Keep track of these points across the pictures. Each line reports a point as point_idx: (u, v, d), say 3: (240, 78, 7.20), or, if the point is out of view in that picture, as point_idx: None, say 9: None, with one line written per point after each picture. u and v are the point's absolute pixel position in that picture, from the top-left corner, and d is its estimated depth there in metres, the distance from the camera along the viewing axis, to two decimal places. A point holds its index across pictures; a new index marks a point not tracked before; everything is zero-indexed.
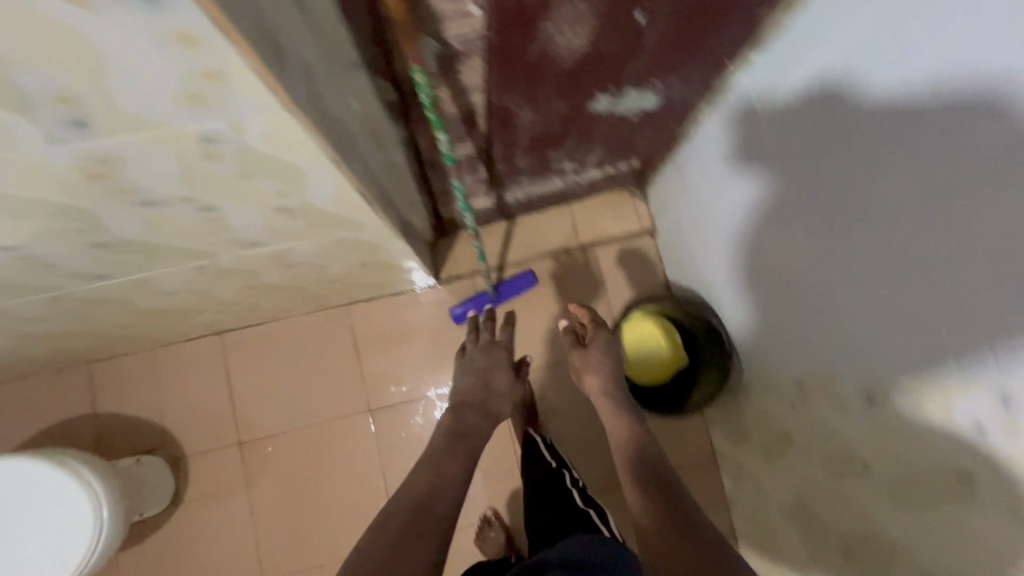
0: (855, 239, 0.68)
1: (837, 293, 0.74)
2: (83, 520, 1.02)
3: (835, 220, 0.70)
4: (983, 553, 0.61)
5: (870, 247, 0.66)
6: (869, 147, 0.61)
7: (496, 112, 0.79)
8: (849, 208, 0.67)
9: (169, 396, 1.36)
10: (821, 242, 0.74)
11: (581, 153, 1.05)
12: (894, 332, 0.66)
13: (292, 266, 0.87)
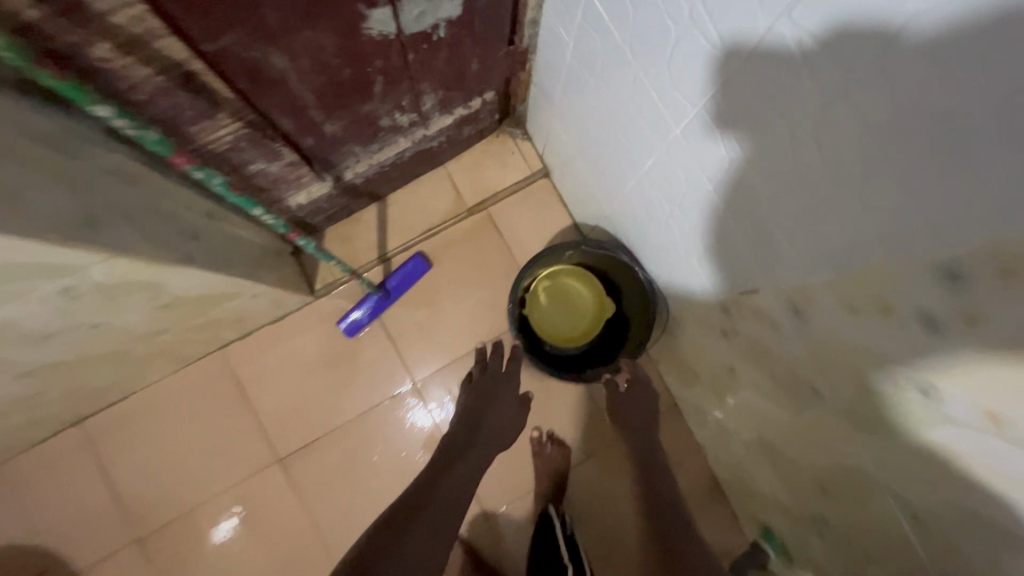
0: (754, 89, 0.47)
1: (750, 174, 0.55)
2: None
3: (723, 71, 0.49)
4: (969, 475, 0.46)
5: (776, 94, 0.45)
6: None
7: (227, 67, 0.58)
8: (738, 46, 0.46)
9: (41, 511, 1.14)
10: (715, 111, 0.54)
11: (408, 98, 0.84)
12: (828, 204, 0.47)
13: (45, 339, 0.66)
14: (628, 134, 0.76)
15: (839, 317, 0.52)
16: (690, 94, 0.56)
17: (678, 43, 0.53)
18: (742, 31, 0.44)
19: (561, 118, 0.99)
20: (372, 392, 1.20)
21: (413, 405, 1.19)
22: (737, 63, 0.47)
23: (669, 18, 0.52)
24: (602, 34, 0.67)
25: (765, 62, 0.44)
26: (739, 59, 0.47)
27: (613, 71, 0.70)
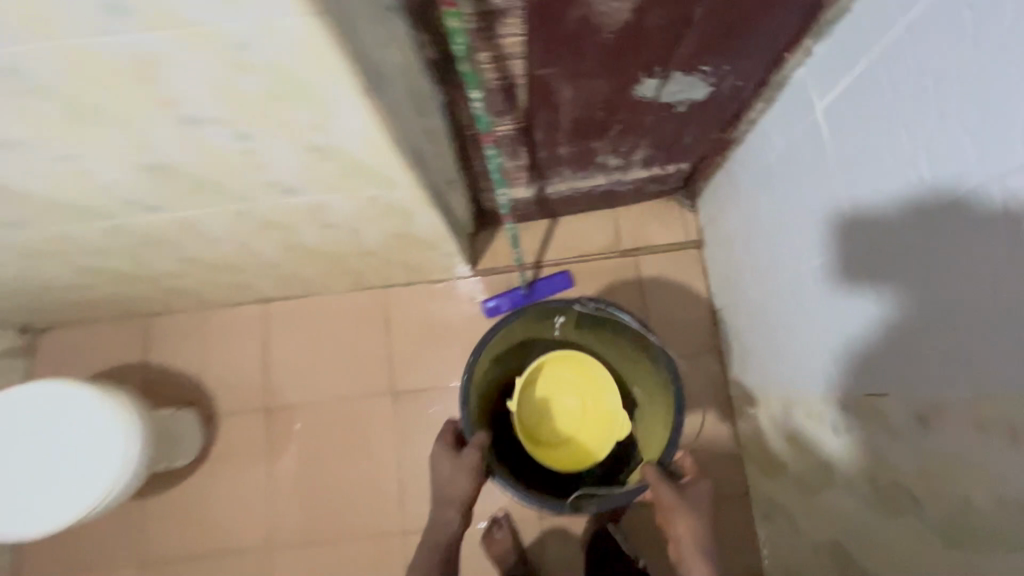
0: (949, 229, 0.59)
1: (917, 294, 0.65)
2: (113, 437, 1.06)
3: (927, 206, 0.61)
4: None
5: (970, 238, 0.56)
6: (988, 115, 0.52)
7: (537, 86, 0.79)
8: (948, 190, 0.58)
9: (213, 357, 1.43)
10: (906, 236, 0.65)
11: (626, 146, 1.03)
12: (985, 336, 0.56)
13: (325, 225, 0.90)
14: (803, 233, 0.88)
15: (971, 439, 0.58)
16: (888, 214, 0.68)
17: (892, 173, 0.66)
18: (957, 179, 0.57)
19: (735, 204, 1.13)
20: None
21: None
22: (941, 198, 0.59)
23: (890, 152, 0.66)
24: (815, 148, 0.82)
25: (970, 203, 0.56)
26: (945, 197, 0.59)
27: (811, 181, 0.84)
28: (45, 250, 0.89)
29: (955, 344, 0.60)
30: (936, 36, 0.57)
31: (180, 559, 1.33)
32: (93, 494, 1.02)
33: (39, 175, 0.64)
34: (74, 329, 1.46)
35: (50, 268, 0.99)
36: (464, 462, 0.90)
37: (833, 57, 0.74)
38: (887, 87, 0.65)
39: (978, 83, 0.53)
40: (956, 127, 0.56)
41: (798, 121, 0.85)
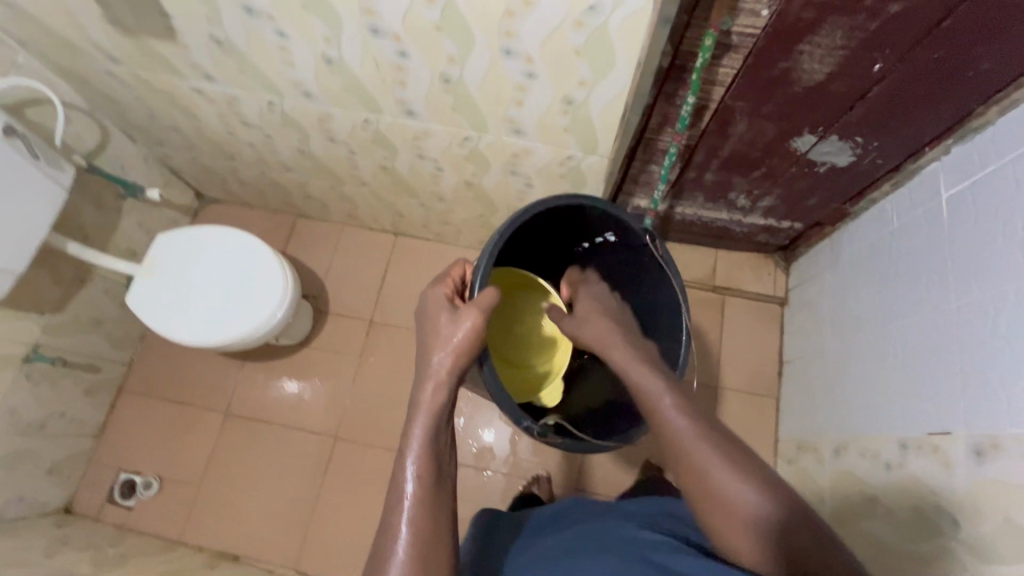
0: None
1: (999, 350, 0.79)
2: (278, 288, 1.24)
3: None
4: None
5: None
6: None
7: (722, 115, 1.00)
8: None
9: (338, 264, 1.65)
10: (1001, 302, 0.80)
11: (759, 190, 1.22)
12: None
13: (513, 172, 1.11)
14: (898, 297, 1.04)
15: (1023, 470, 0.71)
16: (988, 286, 0.83)
17: (999, 253, 0.82)
18: None
19: (832, 268, 1.29)
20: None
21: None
22: None
23: (1001, 236, 0.82)
24: (930, 227, 0.98)
25: None
26: None
27: (918, 254, 1.00)
28: (299, 124, 1.12)
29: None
30: None
31: (259, 420, 1.52)
32: (241, 330, 1.20)
33: (366, 62, 0.87)
34: (233, 206, 1.72)
35: (280, 142, 1.23)
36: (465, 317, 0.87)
37: (969, 156, 0.91)
38: (1011, 186, 0.82)
39: None
40: None
41: (920, 204, 1.02)
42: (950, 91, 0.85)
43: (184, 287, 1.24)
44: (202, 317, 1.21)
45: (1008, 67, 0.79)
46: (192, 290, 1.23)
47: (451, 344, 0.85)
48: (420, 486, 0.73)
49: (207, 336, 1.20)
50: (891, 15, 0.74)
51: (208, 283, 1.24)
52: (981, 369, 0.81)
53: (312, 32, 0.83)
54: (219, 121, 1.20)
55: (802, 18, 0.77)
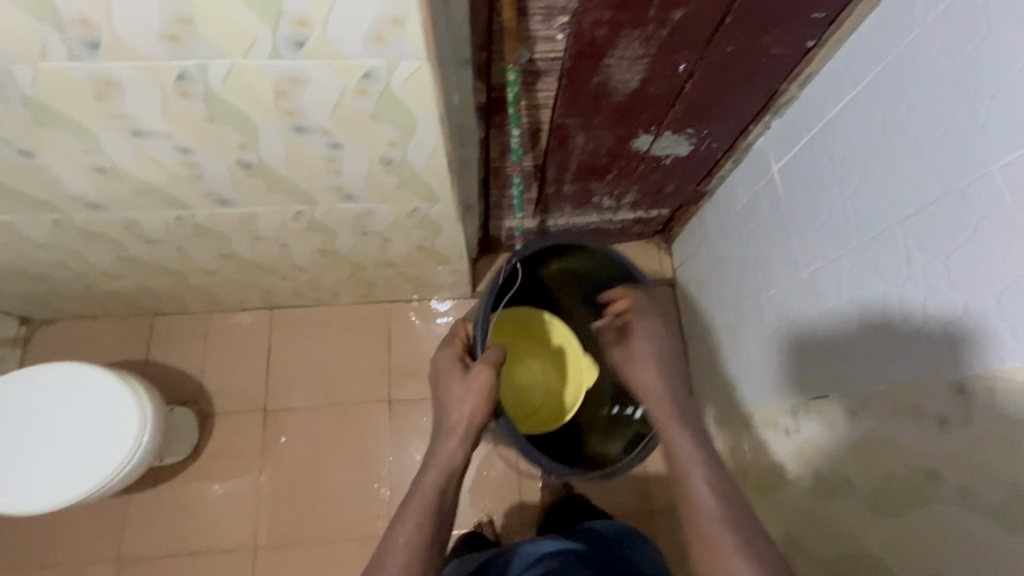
0: (872, 260, 0.78)
1: (847, 310, 0.84)
2: (131, 417, 1.07)
3: (854, 244, 0.81)
4: (965, 549, 0.65)
5: (884, 265, 0.76)
6: (894, 172, 0.74)
7: (557, 133, 0.97)
8: (872, 233, 0.78)
9: (214, 357, 1.48)
10: (839, 266, 0.85)
11: (619, 190, 1.22)
12: (893, 337, 0.75)
13: (364, 232, 1.03)
14: (761, 270, 1.08)
15: (892, 428, 0.75)
16: (827, 253, 0.87)
17: (830, 221, 0.86)
18: (877, 225, 0.77)
19: (704, 246, 1.33)
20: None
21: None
22: (863, 239, 0.79)
23: (827, 204, 0.87)
24: (772, 200, 1.02)
25: (885, 245, 0.75)
26: (867, 237, 0.79)
27: (769, 226, 1.04)
28: (104, 235, 0.98)
29: (876, 351, 0.78)
30: (858, 124, 0.79)
31: (161, 556, 1.34)
32: (97, 478, 1.03)
33: (145, 163, 0.75)
34: (73, 323, 1.49)
35: (92, 254, 1.07)
36: (472, 384, 0.86)
37: (785, 129, 0.96)
38: (827, 155, 0.86)
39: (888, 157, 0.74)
40: (873, 187, 0.77)
41: (759, 179, 1.06)
42: (753, 76, 0.87)
43: (21, 440, 1.05)
44: (45, 476, 1.03)
45: (795, 46, 0.82)
46: (19, 452, 1.04)
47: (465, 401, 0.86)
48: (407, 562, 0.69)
49: (56, 496, 1.02)
50: (676, 21, 0.74)
51: (44, 434, 1.06)
52: (839, 333, 0.86)
53: (62, 147, 0.70)
54: (7, 248, 1.02)
55: (597, 36, 0.75)
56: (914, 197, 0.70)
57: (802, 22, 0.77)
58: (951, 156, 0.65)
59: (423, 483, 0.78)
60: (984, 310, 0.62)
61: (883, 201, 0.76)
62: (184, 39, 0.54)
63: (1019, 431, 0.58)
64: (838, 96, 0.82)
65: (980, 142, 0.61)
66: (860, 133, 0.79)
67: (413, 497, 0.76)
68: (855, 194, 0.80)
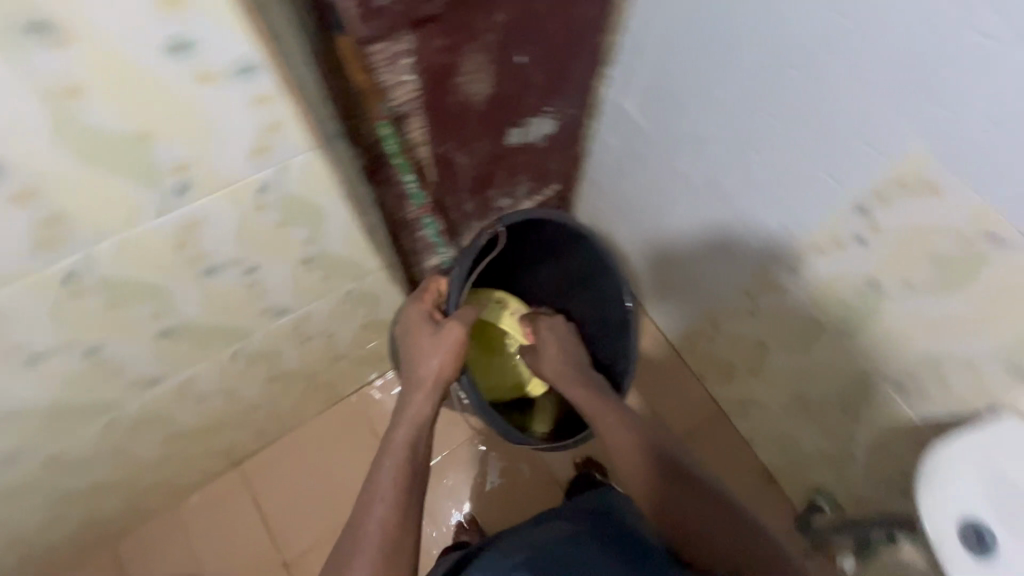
0: (743, 147, 0.89)
1: (746, 195, 0.94)
2: None
3: (725, 141, 0.92)
4: (929, 327, 0.76)
5: (754, 145, 0.87)
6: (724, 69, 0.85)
7: (439, 163, 1.00)
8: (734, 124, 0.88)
9: (202, 545, 1.33)
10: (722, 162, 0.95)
11: (512, 187, 1.27)
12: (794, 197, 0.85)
13: (306, 338, 0.98)
14: (660, 198, 1.17)
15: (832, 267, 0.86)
16: (707, 157, 0.98)
17: (698, 132, 0.97)
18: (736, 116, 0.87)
19: (601, 202, 1.41)
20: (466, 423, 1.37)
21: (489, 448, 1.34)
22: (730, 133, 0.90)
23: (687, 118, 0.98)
24: (640, 136, 1.12)
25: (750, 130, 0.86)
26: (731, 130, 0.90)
27: (647, 159, 1.14)
28: (27, 484, 0.85)
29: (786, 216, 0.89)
30: (680, 43, 0.90)
31: None
32: None
33: (50, 384, 0.67)
34: None
35: (20, 511, 0.92)
36: (444, 340, 0.86)
37: (623, 74, 1.06)
38: (667, 80, 0.97)
39: (717, 59, 0.85)
40: (716, 88, 0.88)
41: (620, 123, 1.16)
42: (579, 42, 0.96)
43: None
44: None
45: (599, 3, 0.91)
46: None
47: (437, 356, 0.85)
48: (386, 514, 0.67)
49: None
50: (500, 23, 0.80)
51: None
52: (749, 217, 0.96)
53: None
54: None
55: (440, 63, 0.78)
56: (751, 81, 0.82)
57: None
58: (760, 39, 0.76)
59: (392, 438, 0.77)
60: (843, 142, 0.73)
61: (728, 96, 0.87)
62: (60, 237, 0.50)
63: (924, 215, 0.69)
64: (652, 28, 0.93)
65: (776, 17, 0.73)
66: (685, 51, 0.90)
67: (383, 457, 0.74)
68: (705, 100, 0.91)
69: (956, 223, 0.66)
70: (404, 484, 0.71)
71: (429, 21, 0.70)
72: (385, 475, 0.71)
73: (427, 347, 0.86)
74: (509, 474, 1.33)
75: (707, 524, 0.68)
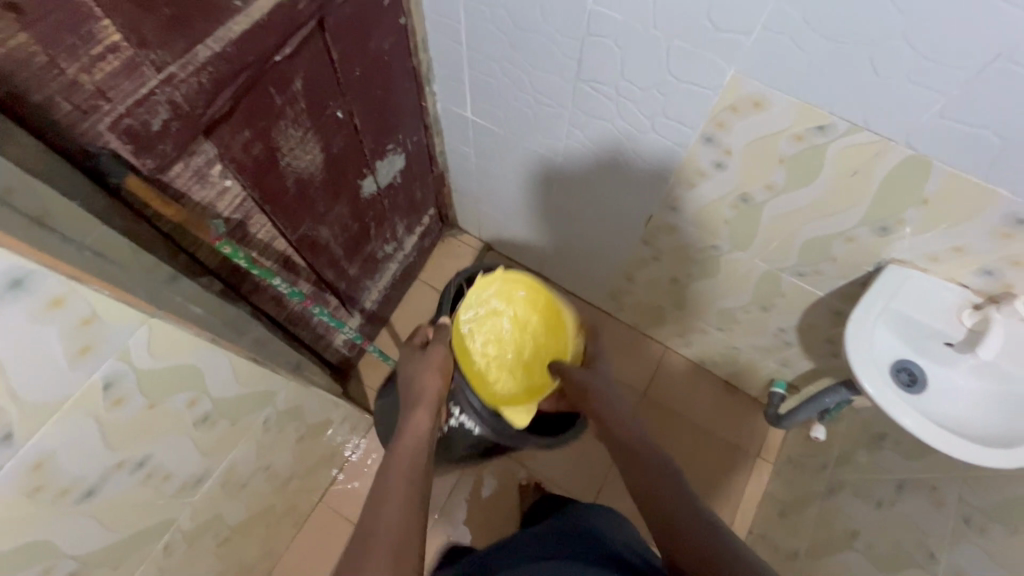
0: (585, 119, 0.90)
1: (609, 161, 0.96)
2: None
3: (568, 119, 0.92)
4: (807, 218, 0.82)
5: (595, 114, 0.88)
6: (538, 56, 0.84)
7: (302, 245, 0.91)
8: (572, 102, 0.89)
9: None
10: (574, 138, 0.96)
11: (388, 231, 1.21)
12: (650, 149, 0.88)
13: (240, 486, 0.87)
14: (532, 187, 1.16)
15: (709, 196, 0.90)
16: (558, 138, 0.98)
17: (540, 118, 0.96)
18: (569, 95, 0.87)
19: (481, 208, 1.38)
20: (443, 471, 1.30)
21: (480, 490, 1.29)
22: (570, 112, 0.90)
23: (525, 109, 0.97)
24: (489, 138, 1.10)
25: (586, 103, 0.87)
26: (569, 109, 0.90)
27: (505, 156, 1.12)
28: None
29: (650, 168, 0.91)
30: (487, 44, 0.88)
31: None
32: None
33: None
34: None
35: None
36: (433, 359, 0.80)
37: (448, 87, 1.02)
38: (490, 80, 0.95)
39: (528, 48, 0.84)
40: (539, 75, 0.87)
41: (465, 133, 1.13)
42: (391, 74, 0.91)
43: None
44: None
45: (395, 31, 0.86)
46: None
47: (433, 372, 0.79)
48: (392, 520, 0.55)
49: None
50: (302, 90, 0.73)
51: None
52: (618, 179, 0.98)
53: None
54: None
55: (255, 155, 0.70)
56: (569, 60, 0.82)
57: (385, 13, 0.81)
58: (559, 17, 0.76)
59: (399, 448, 0.66)
60: (668, 89, 0.76)
61: (556, 79, 0.86)
62: None
63: (763, 128, 0.73)
64: (455, 37, 0.90)
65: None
66: (495, 50, 0.88)
67: (386, 473, 0.62)
68: (534, 88, 0.90)
69: (788, 127, 0.71)
70: (414, 494, 0.60)
71: (221, 121, 0.62)
72: (389, 487, 0.59)
73: (439, 372, 0.79)
74: (509, 502, 1.29)
75: (676, 506, 0.61)
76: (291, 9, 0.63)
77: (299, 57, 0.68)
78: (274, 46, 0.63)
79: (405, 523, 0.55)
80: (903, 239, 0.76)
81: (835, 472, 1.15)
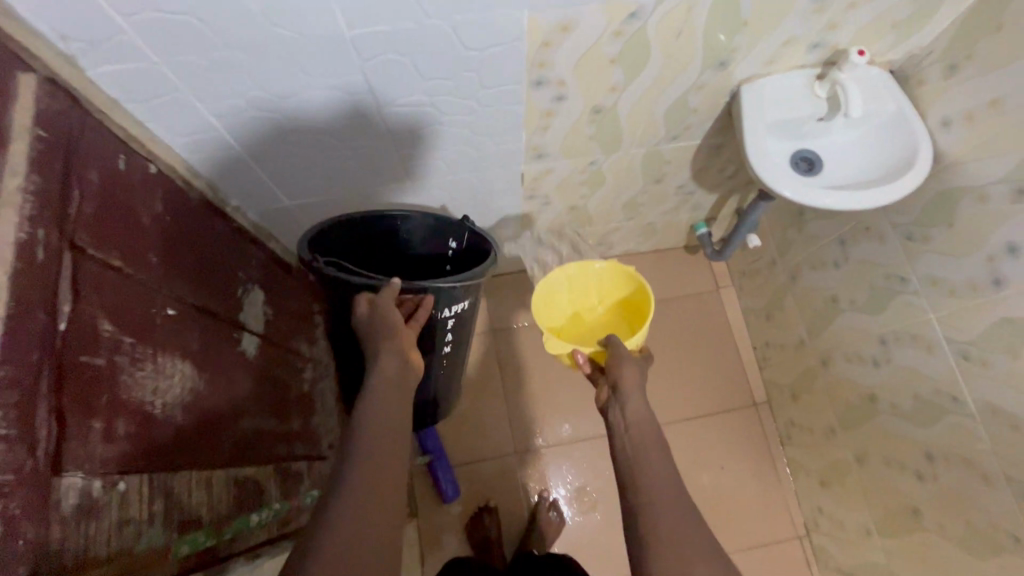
0: (412, 134, 0.80)
1: (463, 154, 0.87)
2: None
3: (398, 143, 0.81)
4: (660, 91, 0.81)
5: (418, 124, 0.78)
6: (324, 108, 0.72)
7: (240, 455, 0.76)
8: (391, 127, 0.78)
9: None
10: (414, 156, 0.85)
11: (296, 361, 1.05)
12: (494, 121, 0.81)
13: None
14: None
15: (572, 124, 0.86)
16: (396, 167, 0.87)
17: (367, 160, 0.84)
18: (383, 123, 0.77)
19: None
20: (509, 507, 1.25)
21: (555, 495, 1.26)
22: (392, 137, 0.80)
23: (350, 161, 0.84)
24: (330, 208, 0.95)
25: (406, 119, 0.77)
26: (389, 134, 0.79)
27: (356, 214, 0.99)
28: None
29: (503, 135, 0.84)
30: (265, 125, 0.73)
31: None
32: None
33: None
34: None
35: None
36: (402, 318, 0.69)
37: (248, 189, 0.86)
38: (293, 155, 0.80)
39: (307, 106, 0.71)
40: (336, 123, 0.76)
41: (300, 220, 0.98)
42: (186, 226, 0.74)
43: None
44: None
45: (154, 183, 0.69)
46: None
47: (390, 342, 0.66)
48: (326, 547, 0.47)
49: None
50: (116, 328, 0.56)
51: None
52: (481, 160, 0.90)
53: None
54: None
55: (126, 434, 0.54)
56: (358, 94, 0.71)
57: (128, 178, 0.63)
58: (319, 61, 0.64)
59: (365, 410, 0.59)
60: (477, 62, 0.68)
61: (359, 117, 0.75)
62: None
63: (581, 44, 0.69)
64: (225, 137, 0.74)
65: (312, 36, 0.61)
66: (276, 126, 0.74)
67: (352, 462, 0.53)
68: (339, 137, 0.78)
69: (603, 30, 0.68)
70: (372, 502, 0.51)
71: (58, 443, 0.46)
72: (365, 457, 0.54)
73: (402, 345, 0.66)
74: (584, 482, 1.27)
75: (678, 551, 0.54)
76: (31, 266, 0.46)
77: (81, 302, 0.52)
78: (48, 320, 0.47)
79: (376, 498, 0.51)
80: (741, 60, 0.78)
81: (786, 259, 1.26)
